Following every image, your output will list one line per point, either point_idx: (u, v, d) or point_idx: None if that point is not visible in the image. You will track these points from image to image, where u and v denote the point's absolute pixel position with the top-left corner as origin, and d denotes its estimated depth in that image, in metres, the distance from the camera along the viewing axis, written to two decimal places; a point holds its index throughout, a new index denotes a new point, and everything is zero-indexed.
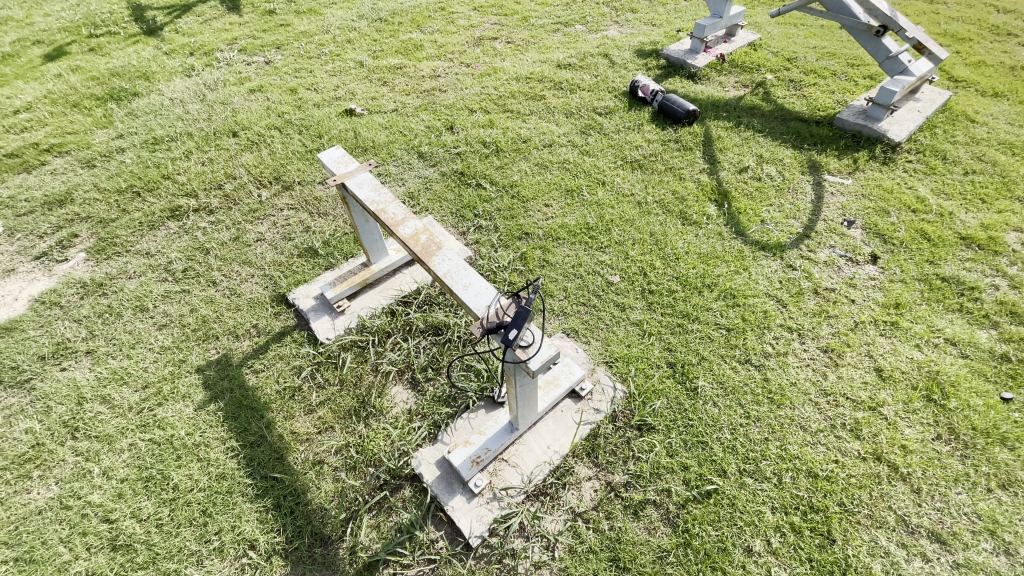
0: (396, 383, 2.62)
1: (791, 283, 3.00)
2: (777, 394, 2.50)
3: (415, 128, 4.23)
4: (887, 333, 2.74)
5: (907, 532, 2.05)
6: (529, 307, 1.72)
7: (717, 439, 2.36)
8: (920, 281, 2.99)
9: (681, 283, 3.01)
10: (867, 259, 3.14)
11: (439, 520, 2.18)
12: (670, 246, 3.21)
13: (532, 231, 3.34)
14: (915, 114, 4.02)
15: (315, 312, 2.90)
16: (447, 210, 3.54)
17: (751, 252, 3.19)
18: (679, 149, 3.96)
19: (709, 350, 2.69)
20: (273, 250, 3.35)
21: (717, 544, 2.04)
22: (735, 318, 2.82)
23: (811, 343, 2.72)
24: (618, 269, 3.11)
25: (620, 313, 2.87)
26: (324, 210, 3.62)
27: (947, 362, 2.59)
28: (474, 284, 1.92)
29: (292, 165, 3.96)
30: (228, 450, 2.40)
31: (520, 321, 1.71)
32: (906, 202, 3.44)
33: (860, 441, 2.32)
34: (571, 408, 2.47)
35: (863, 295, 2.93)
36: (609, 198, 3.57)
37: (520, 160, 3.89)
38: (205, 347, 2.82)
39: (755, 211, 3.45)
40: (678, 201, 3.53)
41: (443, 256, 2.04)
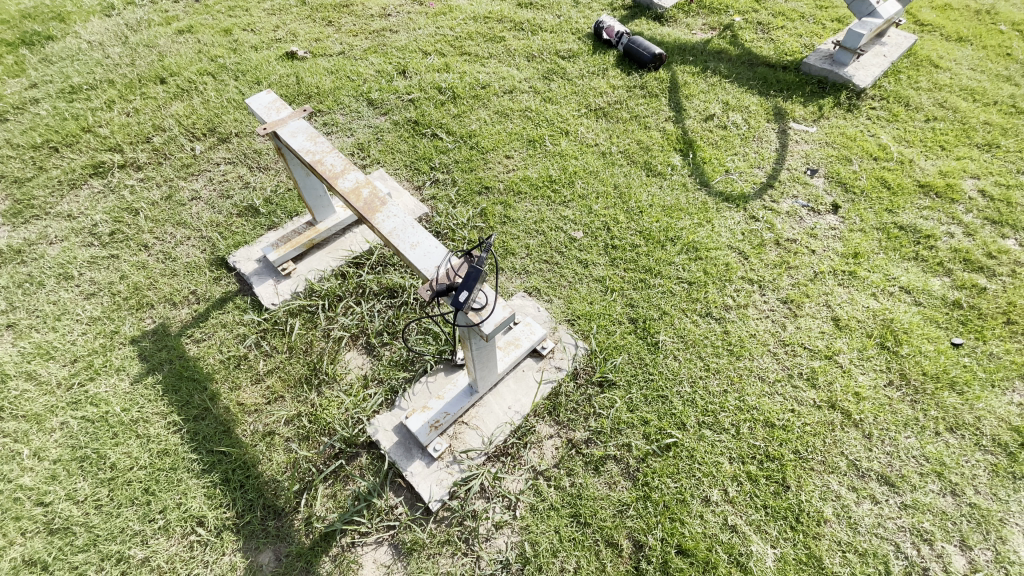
0: (349, 348, 2.49)
1: (753, 234, 2.97)
2: (737, 346, 2.50)
3: (365, 73, 3.91)
4: (845, 283, 2.76)
5: (859, 476, 2.12)
6: (481, 268, 1.59)
7: (677, 393, 2.35)
8: (879, 230, 3.00)
9: (645, 237, 2.93)
10: (829, 209, 3.13)
11: (398, 486, 2.12)
12: (634, 199, 3.11)
13: (491, 185, 3.17)
14: (881, 59, 3.94)
15: (258, 276, 2.71)
16: (400, 163, 3.32)
17: (715, 203, 3.13)
18: (644, 95, 3.79)
19: (671, 305, 2.65)
20: (210, 209, 3.09)
21: (676, 496, 2.06)
22: (697, 272, 2.78)
23: (771, 294, 2.71)
24: (581, 223, 3.00)
25: (583, 270, 2.79)
26: (265, 165, 3.35)
27: (900, 309, 2.63)
28: (422, 242, 1.79)
29: (228, 114, 3.62)
30: (170, 425, 2.26)
31: (471, 283, 1.59)
32: (869, 150, 3.41)
33: (815, 390, 2.35)
34: (533, 368, 2.40)
35: (823, 245, 2.93)
36: (572, 148, 3.41)
37: (478, 108, 3.66)
38: (139, 317, 2.61)
39: (719, 160, 3.37)
40: (643, 150, 3.41)
41: (388, 213, 1.88)
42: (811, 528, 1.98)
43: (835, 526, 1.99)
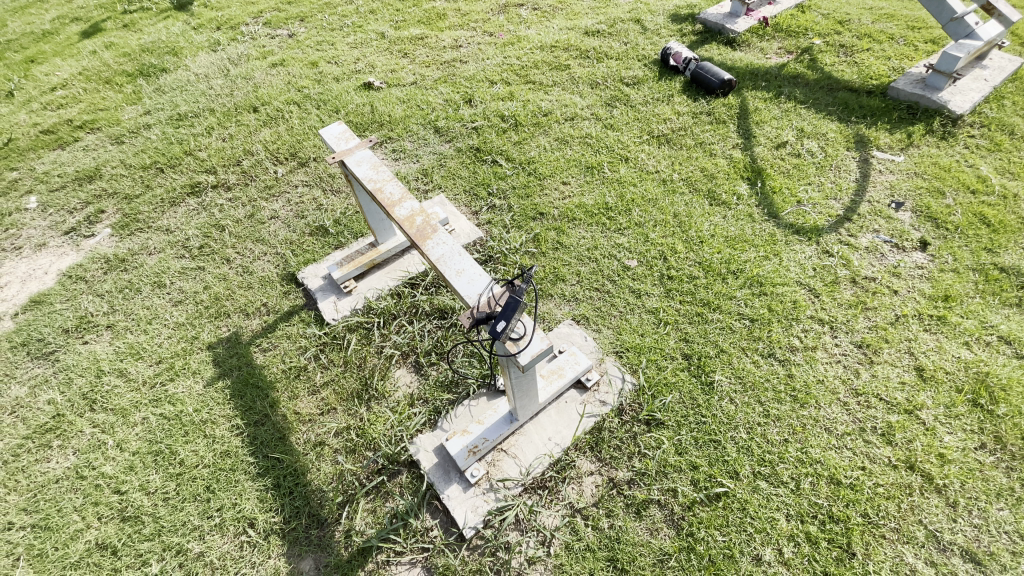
0: (399, 366, 2.57)
1: (826, 271, 2.76)
2: (801, 393, 2.31)
3: (433, 102, 4.10)
4: (933, 329, 2.49)
5: (938, 550, 1.87)
6: (520, 300, 1.61)
7: (731, 438, 2.21)
8: (975, 272, 2.70)
9: (704, 268, 2.81)
10: (915, 245, 2.86)
11: (435, 508, 2.14)
12: (695, 229, 3.00)
13: (547, 212, 3.19)
14: (982, 83, 3.59)
15: (322, 292, 2.88)
16: (461, 188, 3.42)
17: (784, 235, 2.95)
18: (711, 122, 3.68)
19: (729, 342, 2.51)
20: (286, 228, 3.34)
21: (723, 550, 1.92)
22: (760, 308, 2.63)
23: (844, 337, 2.50)
24: (636, 252, 2.93)
25: (636, 301, 2.71)
26: (337, 188, 3.58)
27: (998, 363, 2.33)
28: (467, 270, 1.83)
29: (308, 141, 3.92)
30: (233, 428, 2.43)
31: (510, 313, 1.61)
32: (966, 183, 3.09)
33: (891, 448, 2.12)
34: (576, 399, 2.35)
35: (907, 286, 2.67)
36: (632, 175, 3.36)
37: (539, 135, 3.71)
38: (217, 325, 2.85)
39: (791, 190, 3.18)
40: (707, 178, 3.29)
41: (438, 240, 1.95)
42: None
43: None
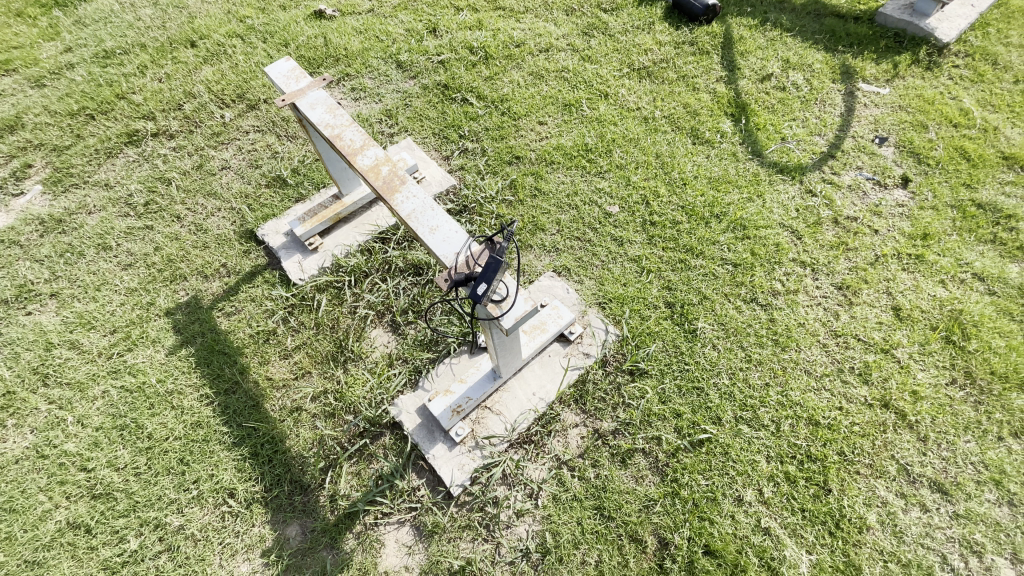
0: (375, 326, 2.47)
1: (808, 211, 2.71)
2: (783, 336, 2.32)
3: (394, 33, 3.72)
4: (911, 268, 2.50)
5: (908, 482, 1.95)
6: (501, 261, 1.49)
7: (714, 384, 2.22)
8: (954, 208, 2.69)
9: (687, 212, 2.72)
10: (897, 182, 2.82)
11: (421, 467, 2.12)
12: (678, 170, 2.88)
13: (523, 155, 3.00)
14: (970, 8, 3.44)
15: (286, 250, 2.69)
16: (429, 131, 3.18)
17: (767, 175, 2.86)
18: (694, 53, 3.46)
19: (712, 289, 2.47)
20: (240, 180, 3.07)
21: (707, 494, 1.97)
22: (743, 253, 2.58)
23: (825, 280, 2.49)
24: (618, 197, 2.81)
25: (618, 249, 2.62)
26: (294, 133, 3.29)
27: (972, 300, 2.37)
28: (441, 227, 1.70)
29: (257, 80, 3.55)
30: (203, 397, 2.31)
31: (491, 273, 1.49)
32: (948, 116, 3.02)
33: (867, 387, 2.17)
34: (560, 353, 2.30)
35: (887, 225, 2.66)
36: (612, 112, 3.17)
37: (512, 69, 3.44)
38: (173, 289, 2.66)
39: (775, 126, 3.05)
40: (690, 115, 3.13)
41: (407, 193, 1.79)
42: (851, 535, 1.85)
43: (878, 534, 1.85)
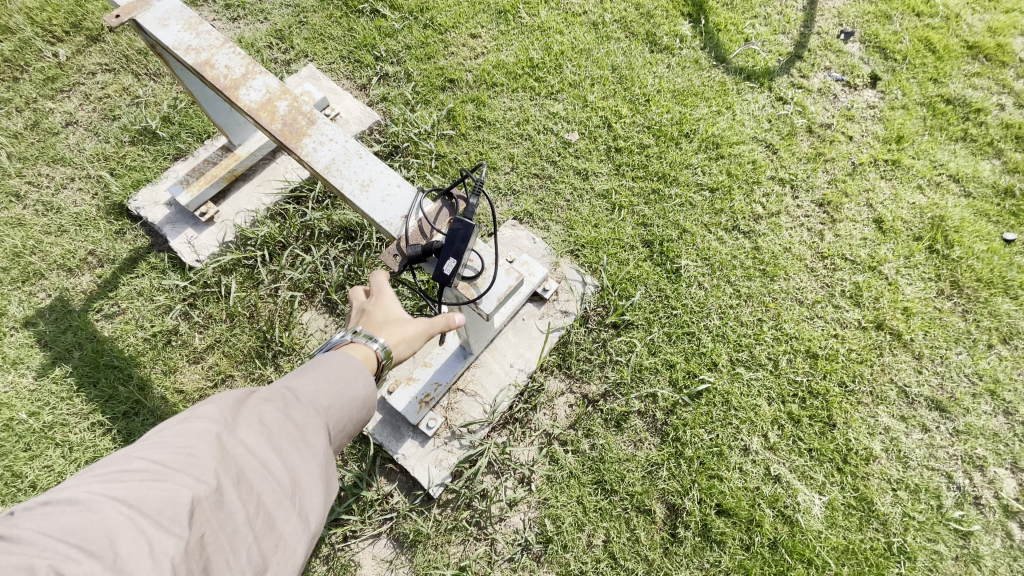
0: (306, 309, 2.02)
1: (781, 122, 2.46)
2: (770, 265, 2.12)
3: None
4: (888, 175, 2.35)
5: (908, 404, 1.89)
6: (468, 225, 1.11)
7: (705, 327, 2.01)
8: (923, 106, 2.54)
9: (655, 134, 2.39)
10: (866, 82, 2.61)
11: (391, 470, 1.80)
12: (638, 84, 2.50)
13: (458, 78, 2.49)
14: None
15: (171, 225, 2.10)
16: (337, 55, 2.57)
17: (734, 82, 2.55)
18: None
19: (691, 220, 2.21)
20: (96, 138, 2.37)
21: (712, 449, 1.81)
22: (719, 175, 2.31)
23: (805, 197, 2.29)
24: (576, 122, 2.41)
25: (583, 184, 2.28)
26: (159, 70, 2.55)
27: (950, 204, 2.28)
28: (376, 182, 1.28)
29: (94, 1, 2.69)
30: (97, 426, 1.83)
31: (456, 243, 1.11)
32: (911, 4, 2.80)
33: (859, 310, 2.04)
34: (535, 315, 2.01)
35: (861, 130, 2.47)
36: (556, 19, 2.68)
37: None
38: (28, 291, 2.04)
39: (737, 25, 2.71)
40: (644, 18, 2.71)
41: (319, 136, 1.32)
42: (859, 469, 1.78)
43: (884, 463, 1.79)
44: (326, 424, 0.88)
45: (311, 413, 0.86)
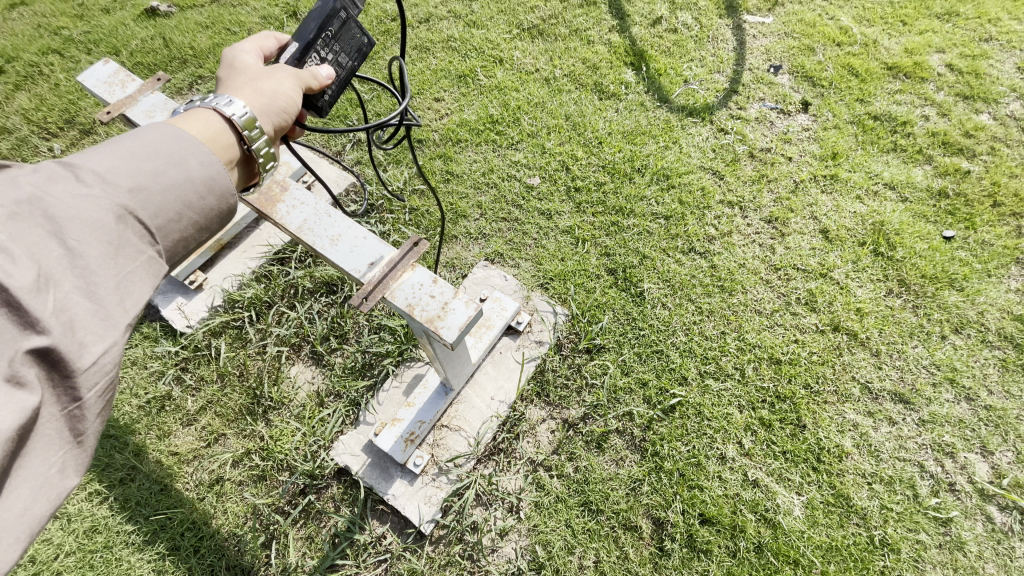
0: (293, 363, 2.12)
1: (724, 150, 2.67)
2: (728, 281, 2.26)
3: (249, 23, 3.22)
4: (828, 189, 2.55)
5: (872, 399, 1.98)
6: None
7: (673, 345, 2.12)
8: (853, 124, 2.78)
9: (609, 171, 2.58)
10: (798, 108, 2.85)
11: (382, 511, 1.85)
12: (590, 129, 2.73)
13: (425, 137, 2.71)
14: None
15: (161, 295, 2.21)
16: (314, 127, 2.80)
17: (678, 119, 2.78)
18: (581, 6, 3.28)
19: (650, 246, 2.36)
20: None
21: (690, 460, 1.88)
22: (672, 203, 2.48)
23: (754, 216, 2.47)
24: (536, 167, 2.61)
25: (547, 222, 2.44)
26: None
27: (889, 209, 2.46)
28: (344, 235, 1.45)
29: (87, 100, 2.93)
30: (93, 496, 1.87)
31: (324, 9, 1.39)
32: (831, 38, 3.10)
33: (816, 314, 2.17)
34: (511, 347, 2.10)
35: (799, 151, 2.68)
36: (511, 78, 2.94)
37: (394, 46, 3.10)
38: None
39: (676, 69, 2.97)
40: (590, 70, 2.98)
41: (293, 202, 1.51)
42: (832, 466, 1.85)
43: (857, 458, 1.86)
44: (131, 204, 0.80)
45: (111, 198, 0.78)
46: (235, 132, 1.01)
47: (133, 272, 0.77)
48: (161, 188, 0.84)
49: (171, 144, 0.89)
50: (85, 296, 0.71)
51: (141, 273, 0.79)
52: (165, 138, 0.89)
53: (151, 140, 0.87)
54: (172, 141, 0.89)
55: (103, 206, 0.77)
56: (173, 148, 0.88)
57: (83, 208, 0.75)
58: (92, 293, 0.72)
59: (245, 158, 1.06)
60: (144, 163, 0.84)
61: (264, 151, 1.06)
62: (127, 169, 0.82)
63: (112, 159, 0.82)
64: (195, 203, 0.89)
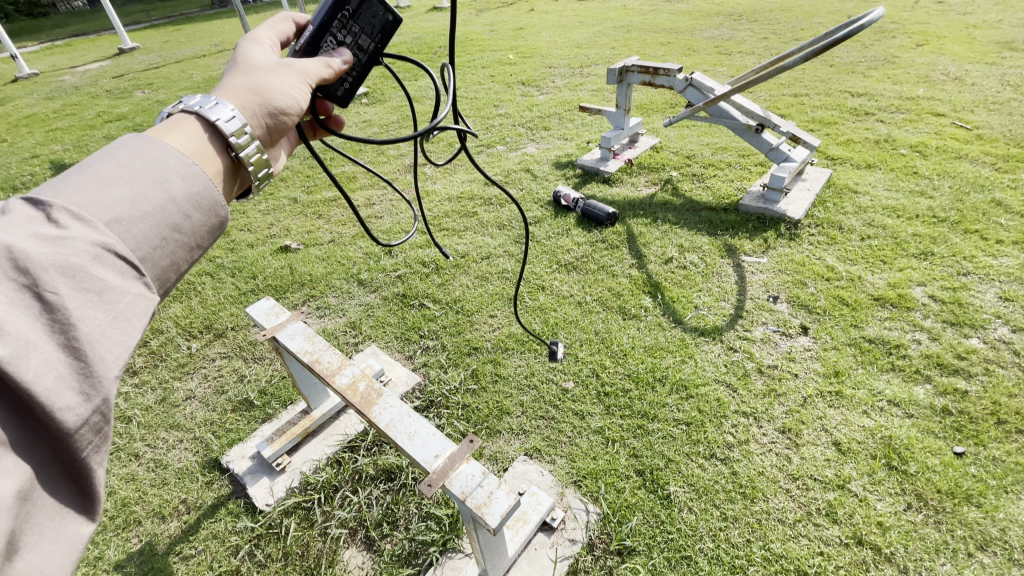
0: (348, 545, 2.37)
1: (735, 366, 3.09)
2: (748, 487, 2.46)
3: (354, 257, 4.25)
4: (835, 403, 2.84)
5: None
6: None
7: (700, 550, 2.24)
8: (851, 346, 3.18)
9: (634, 380, 3.02)
10: (798, 331, 3.32)
11: None
12: (617, 344, 3.26)
13: (480, 346, 3.32)
14: (807, 194, 4.45)
15: (251, 475, 2.64)
16: (392, 336, 3.49)
17: (692, 339, 3.29)
18: (607, 247, 4.15)
19: (674, 450, 2.64)
20: (204, 407, 3.10)
21: None
22: (691, 411, 2.83)
23: (768, 426, 2.75)
24: (571, 374, 3.09)
25: (581, 424, 2.80)
26: (260, 354, 3.43)
27: (896, 424, 2.69)
28: (419, 432, 1.90)
29: (225, 310, 3.81)
30: None
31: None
32: (820, 273, 3.72)
33: (838, 526, 2.28)
34: (546, 543, 2.30)
35: (803, 368, 3.06)
36: (551, 301, 3.65)
37: (460, 275, 3.97)
38: (125, 537, 2.46)
39: (687, 298, 3.60)
40: (616, 296, 3.66)
41: (384, 404, 2.02)
42: None
43: None
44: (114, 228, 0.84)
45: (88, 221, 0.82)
46: (221, 139, 1.14)
47: (124, 306, 0.78)
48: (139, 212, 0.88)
49: (148, 152, 0.98)
50: (71, 331, 0.71)
51: (133, 308, 0.80)
52: (143, 158, 0.96)
53: (129, 164, 0.93)
54: (150, 163, 0.96)
55: (90, 241, 0.79)
56: (152, 169, 0.95)
57: (65, 242, 0.76)
58: (81, 325, 0.72)
59: (233, 166, 1.18)
60: (129, 191, 0.89)
61: (253, 159, 1.19)
62: (115, 205, 0.86)
63: (97, 192, 0.86)
64: (180, 225, 0.95)
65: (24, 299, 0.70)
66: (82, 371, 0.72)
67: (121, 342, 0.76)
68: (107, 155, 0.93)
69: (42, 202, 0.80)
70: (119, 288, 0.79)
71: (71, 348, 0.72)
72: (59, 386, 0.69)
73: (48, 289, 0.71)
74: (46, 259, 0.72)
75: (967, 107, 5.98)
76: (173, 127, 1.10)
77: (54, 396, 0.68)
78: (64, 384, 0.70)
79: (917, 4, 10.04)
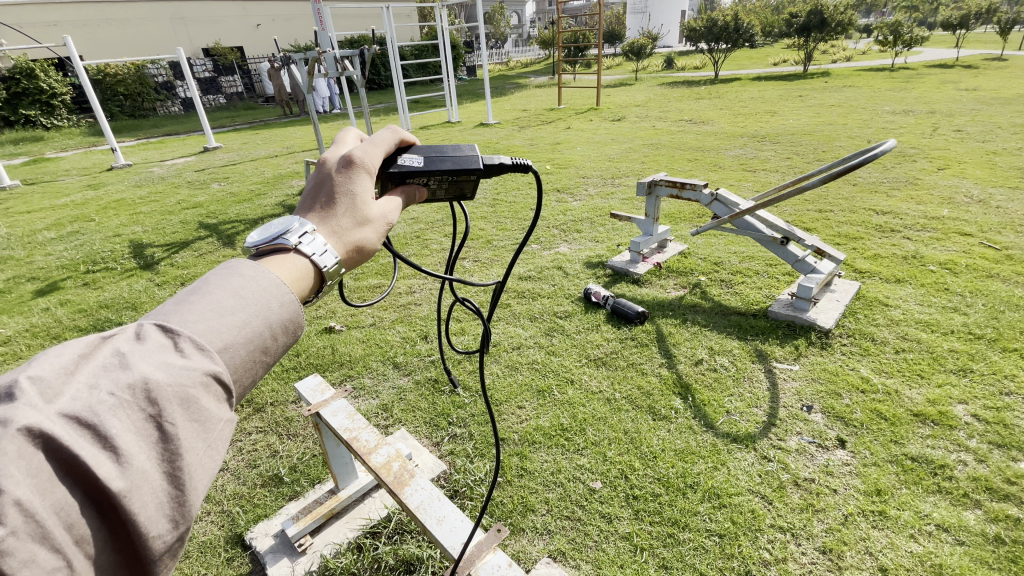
0: None
1: (770, 476, 2.99)
2: None
3: (392, 340, 4.45)
4: (879, 524, 2.70)
5: None
6: (482, 157, 1.83)
7: None
8: (893, 463, 3.06)
9: (664, 484, 2.95)
10: (835, 443, 3.22)
11: None
12: (646, 444, 3.23)
13: (507, 437, 3.34)
14: (836, 304, 4.52)
15: (273, 554, 2.63)
16: (421, 421, 3.55)
17: (724, 444, 3.23)
18: (636, 345, 4.24)
19: (706, 563, 2.52)
20: (235, 480, 3.15)
21: None
22: (725, 522, 2.73)
23: (807, 544, 2.61)
24: (598, 472, 3.06)
25: (608, 526, 2.73)
26: (294, 431, 3.52)
27: (947, 552, 2.54)
28: (448, 517, 1.93)
29: (266, 385, 3.98)
30: None
31: (447, 154, 1.77)
32: (854, 385, 3.67)
33: None
34: None
35: (843, 483, 2.94)
36: (580, 396, 3.69)
37: (492, 363, 4.09)
38: None
39: (718, 401, 3.59)
40: (645, 395, 3.67)
41: (416, 485, 2.07)
42: None
43: None
44: (222, 356, 0.91)
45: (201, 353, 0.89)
46: (316, 270, 1.18)
47: (217, 435, 0.87)
48: (243, 339, 0.95)
49: (255, 279, 1.04)
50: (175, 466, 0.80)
51: (224, 435, 0.88)
52: (252, 284, 1.02)
53: (240, 293, 0.99)
54: (257, 289, 1.02)
55: (202, 375, 0.87)
56: (258, 296, 1.01)
57: (183, 373, 0.85)
58: (185, 456, 0.82)
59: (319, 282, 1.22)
60: (237, 318, 0.96)
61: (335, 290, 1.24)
62: (225, 331, 0.93)
63: (211, 320, 0.93)
64: (271, 346, 1.01)
65: (146, 430, 0.80)
66: (177, 499, 0.81)
67: (211, 470, 0.85)
68: (222, 277, 1.01)
69: (168, 330, 0.89)
70: (219, 416, 0.88)
71: (174, 478, 0.81)
72: (155, 516, 0.78)
73: (167, 422, 0.81)
74: (167, 397, 0.81)
75: (995, 228, 6.10)
76: (275, 260, 1.14)
77: (151, 527, 0.77)
78: (160, 513, 0.79)
79: (935, 133, 10.59)
